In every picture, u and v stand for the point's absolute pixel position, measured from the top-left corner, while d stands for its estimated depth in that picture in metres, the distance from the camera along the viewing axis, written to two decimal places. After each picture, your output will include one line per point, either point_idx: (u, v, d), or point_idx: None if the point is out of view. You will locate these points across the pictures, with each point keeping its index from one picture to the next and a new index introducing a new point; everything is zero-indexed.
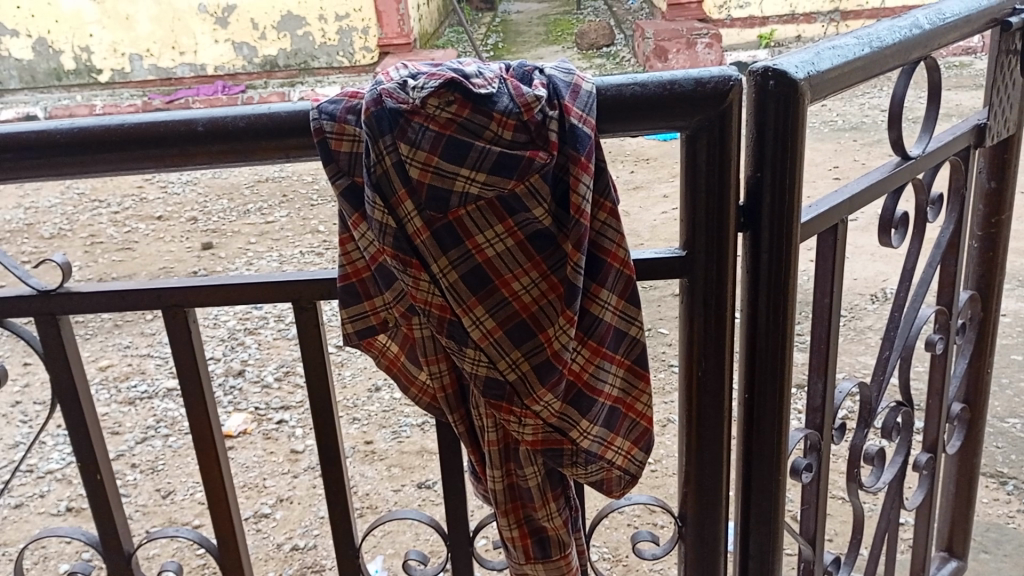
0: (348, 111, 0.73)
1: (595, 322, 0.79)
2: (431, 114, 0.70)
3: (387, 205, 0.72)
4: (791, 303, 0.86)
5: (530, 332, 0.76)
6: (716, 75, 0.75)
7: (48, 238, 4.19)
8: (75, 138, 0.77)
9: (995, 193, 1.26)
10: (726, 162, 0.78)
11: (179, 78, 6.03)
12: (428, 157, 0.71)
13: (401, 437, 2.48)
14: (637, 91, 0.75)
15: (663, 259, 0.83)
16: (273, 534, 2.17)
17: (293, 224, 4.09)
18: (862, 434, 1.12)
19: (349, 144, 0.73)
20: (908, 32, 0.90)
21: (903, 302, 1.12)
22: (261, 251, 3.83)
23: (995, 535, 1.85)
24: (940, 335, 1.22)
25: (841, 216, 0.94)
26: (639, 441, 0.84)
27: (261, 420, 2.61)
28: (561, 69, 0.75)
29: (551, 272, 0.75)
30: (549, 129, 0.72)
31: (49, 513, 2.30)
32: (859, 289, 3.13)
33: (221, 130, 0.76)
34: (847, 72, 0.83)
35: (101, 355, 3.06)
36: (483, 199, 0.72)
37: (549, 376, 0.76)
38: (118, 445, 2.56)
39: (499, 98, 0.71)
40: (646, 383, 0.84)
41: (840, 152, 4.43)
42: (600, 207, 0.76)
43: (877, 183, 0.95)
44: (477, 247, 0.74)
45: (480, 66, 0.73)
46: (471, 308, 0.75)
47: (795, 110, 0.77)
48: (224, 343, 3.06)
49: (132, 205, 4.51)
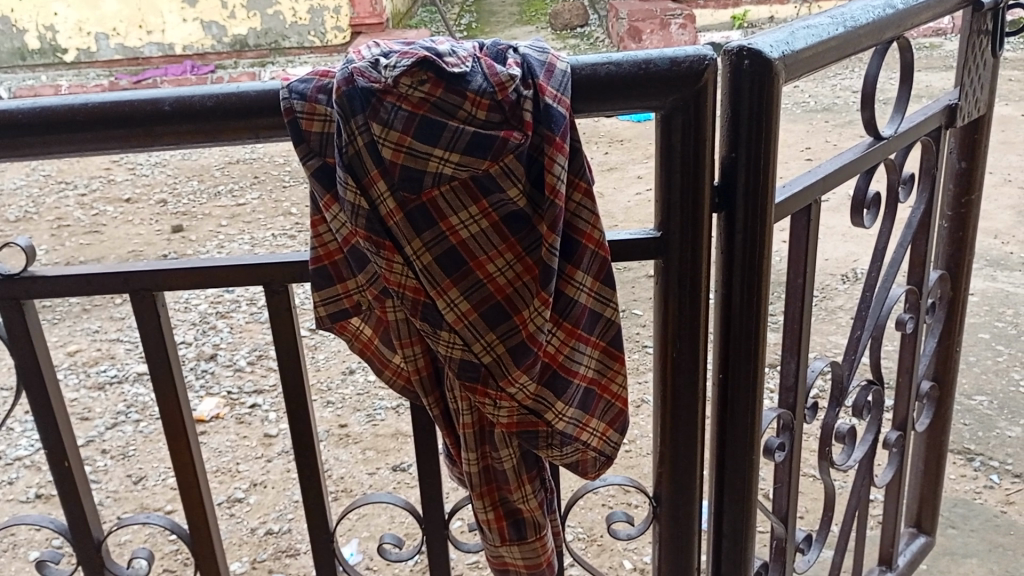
0: (319, 90, 0.72)
1: (570, 304, 0.78)
2: (404, 93, 0.69)
3: (359, 186, 0.71)
4: (765, 283, 0.86)
5: (504, 314, 0.75)
6: (692, 54, 0.74)
7: (13, 221, 4.11)
8: (40, 119, 0.75)
9: (965, 173, 1.27)
10: (701, 143, 0.78)
11: (147, 58, 5.92)
12: (401, 137, 0.70)
13: (376, 420, 2.47)
14: (611, 71, 0.74)
15: (638, 239, 0.82)
16: (247, 519, 2.15)
17: (265, 207, 4.04)
18: (834, 412, 1.14)
19: (320, 124, 0.72)
20: (882, 12, 0.90)
21: (873, 282, 1.13)
22: (233, 233, 3.79)
23: (963, 510, 1.88)
24: (910, 314, 1.24)
25: (815, 196, 0.94)
26: (614, 422, 0.84)
27: (233, 404, 2.59)
28: (535, 47, 0.74)
29: (526, 253, 0.75)
30: (523, 110, 0.71)
31: (18, 500, 2.27)
32: (830, 269, 3.16)
33: (188, 109, 0.74)
34: (821, 52, 0.83)
35: (70, 339, 3.01)
36: (457, 179, 0.72)
37: (525, 358, 0.76)
38: (88, 431, 2.53)
39: (473, 77, 0.70)
40: (621, 365, 0.83)
41: (812, 133, 4.46)
42: (575, 187, 0.76)
43: (850, 163, 0.95)
44: (451, 229, 0.73)
45: (453, 45, 0.72)
46: (445, 290, 0.74)
47: (768, 90, 0.77)
48: (195, 327, 3.02)
49: (100, 186, 4.43)
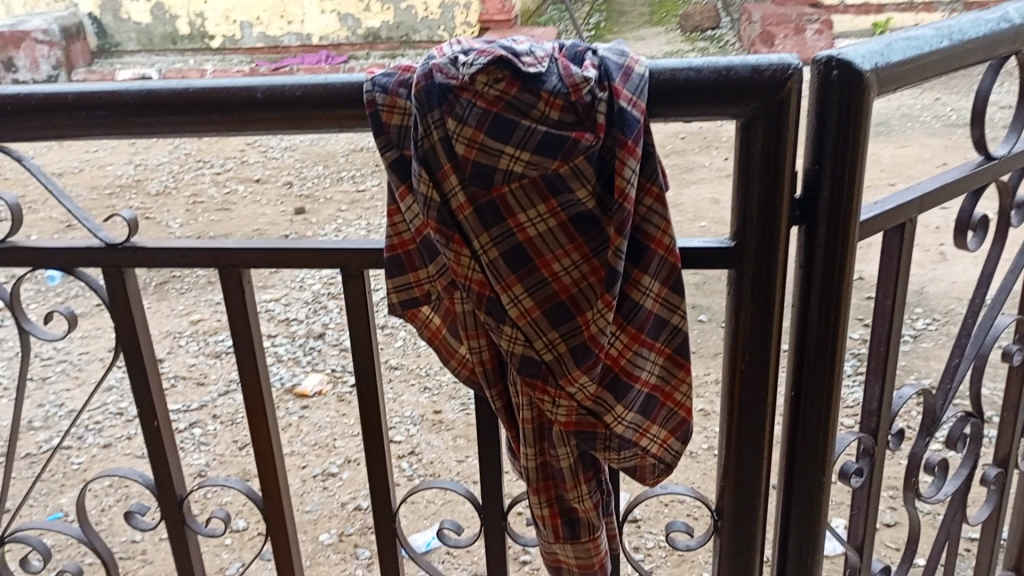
0: (400, 84, 0.74)
1: (635, 308, 0.78)
2: (480, 91, 0.71)
3: (432, 179, 0.73)
4: (843, 302, 0.84)
5: (568, 314, 0.76)
6: (775, 63, 0.73)
7: (154, 195, 4.39)
8: (144, 100, 0.81)
9: None
10: (781, 154, 0.76)
11: (286, 46, 6.17)
12: (474, 133, 0.71)
13: (469, 409, 2.52)
14: (690, 77, 0.73)
15: (711, 248, 0.81)
16: (338, 493, 2.23)
17: (383, 194, 4.16)
18: (923, 442, 1.09)
19: (399, 117, 0.74)
20: (997, 25, 0.86)
21: (976, 309, 1.07)
22: (351, 218, 3.91)
23: None
24: (1019, 345, 1.17)
25: (909, 215, 0.90)
26: (676, 431, 0.84)
27: (336, 382, 2.69)
28: (615, 50, 0.74)
29: (592, 255, 0.76)
30: (597, 111, 0.71)
31: (134, 455, 2.43)
32: (954, 292, 3.00)
33: (279, 97, 0.78)
34: (921, 65, 0.79)
35: (194, 308, 3.19)
36: (527, 177, 0.73)
37: (585, 358, 0.77)
38: (202, 396, 2.68)
39: (548, 78, 0.71)
40: (686, 374, 0.83)
41: (950, 149, 4.23)
42: (646, 192, 0.75)
43: (952, 183, 0.91)
44: (519, 226, 0.75)
45: (532, 45, 0.73)
46: (510, 286, 0.76)
47: (856, 103, 0.75)
48: (308, 305, 3.14)
49: (234, 166, 4.67)
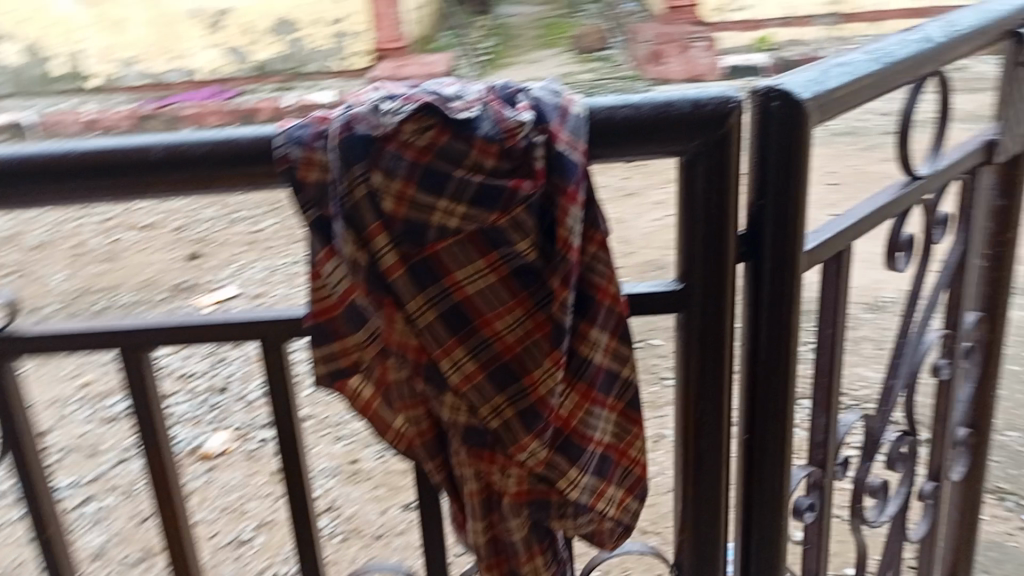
0: (317, 137, 0.68)
1: (584, 364, 0.73)
2: (407, 141, 0.66)
3: (359, 240, 0.67)
4: (792, 339, 0.81)
5: (513, 375, 0.71)
6: (715, 97, 0.69)
7: (33, 249, 4.12)
8: (22, 167, 0.71)
9: (1005, 210, 1.20)
10: (725, 192, 0.72)
11: (169, 84, 5.87)
12: (403, 187, 0.66)
13: (386, 456, 2.43)
14: (629, 115, 0.69)
15: (658, 292, 0.77)
16: (253, 560, 2.10)
17: (281, 234, 4.01)
18: (866, 467, 1.08)
19: (317, 172, 0.68)
20: (919, 47, 0.85)
21: (906, 330, 1.08)
22: (248, 260, 3.75)
23: (996, 554, 1.85)
24: (946, 360, 1.19)
25: (846, 242, 0.88)
26: (633, 489, 0.80)
27: (242, 439, 2.55)
28: (548, 89, 0.69)
29: (537, 309, 0.70)
30: (534, 157, 0.67)
31: (21, 541, 2.23)
32: (854, 298, 3.09)
33: (181, 158, 0.70)
34: (856, 90, 0.78)
35: (83, 370, 2.99)
36: (463, 231, 0.67)
37: (535, 422, 0.72)
38: (96, 467, 2.50)
39: (480, 123, 0.66)
40: (640, 428, 0.79)
41: (837, 157, 4.38)
42: (590, 239, 0.71)
43: (883, 206, 0.90)
44: (456, 284, 0.68)
45: (460, 88, 0.68)
46: (450, 350, 0.70)
47: (797, 134, 0.72)
48: (207, 358, 2.99)
49: (119, 213, 4.45)
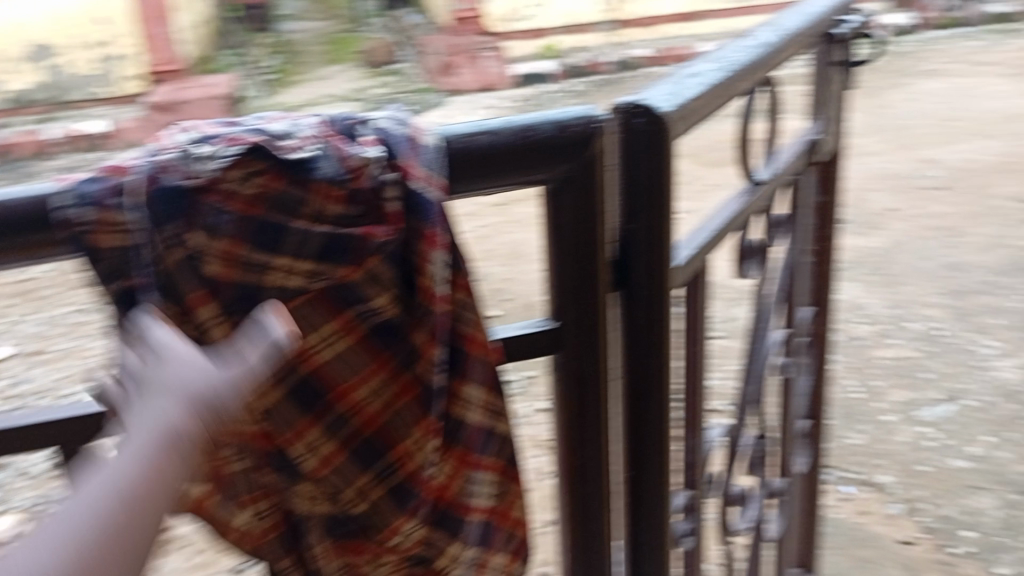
0: (111, 192, 0.54)
1: (459, 425, 0.64)
2: (231, 190, 0.55)
3: (179, 313, 0.56)
4: (667, 366, 0.76)
5: (379, 451, 0.61)
6: (579, 116, 0.63)
7: None
8: None
9: (825, 207, 1.24)
10: (595, 218, 0.66)
11: None
12: (230, 245, 0.55)
13: None
14: (488, 141, 0.60)
15: (532, 333, 0.69)
16: None
17: (56, 280, 3.60)
18: (730, 477, 1.06)
19: (116, 237, 0.54)
20: (757, 52, 0.84)
21: (757, 335, 1.06)
22: (19, 314, 3.33)
23: (832, 527, 1.92)
24: (788, 358, 1.19)
25: (706, 256, 0.85)
26: (519, 552, 0.70)
27: (31, 521, 2.23)
28: (393, 118, 0.60)
29: (401, 371, 0.61)
30: (385, 197, 0.57)
31: None
32: None
33: None
34: (711, 100, 0.74)
35: None
36: (307, 290, 0.57)
37: (409, 500, 0.62)
38: None
39: (319, 163, 0.56)
40: (520, 485, 0.68)
41: None
42: (454, 284, 0.62)
43: (735, 215, 0.88)
44: (304, 353, 0.58)
45: (290, 122, 0.58)
46: (301, 431, 0.60)
47: (663, 151, 0.67)
48: None
49: None
